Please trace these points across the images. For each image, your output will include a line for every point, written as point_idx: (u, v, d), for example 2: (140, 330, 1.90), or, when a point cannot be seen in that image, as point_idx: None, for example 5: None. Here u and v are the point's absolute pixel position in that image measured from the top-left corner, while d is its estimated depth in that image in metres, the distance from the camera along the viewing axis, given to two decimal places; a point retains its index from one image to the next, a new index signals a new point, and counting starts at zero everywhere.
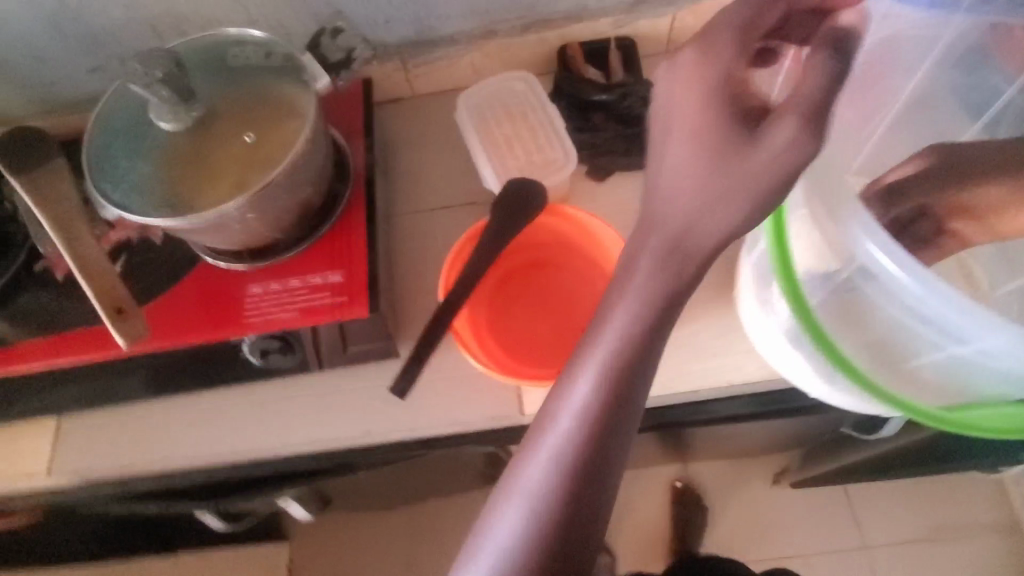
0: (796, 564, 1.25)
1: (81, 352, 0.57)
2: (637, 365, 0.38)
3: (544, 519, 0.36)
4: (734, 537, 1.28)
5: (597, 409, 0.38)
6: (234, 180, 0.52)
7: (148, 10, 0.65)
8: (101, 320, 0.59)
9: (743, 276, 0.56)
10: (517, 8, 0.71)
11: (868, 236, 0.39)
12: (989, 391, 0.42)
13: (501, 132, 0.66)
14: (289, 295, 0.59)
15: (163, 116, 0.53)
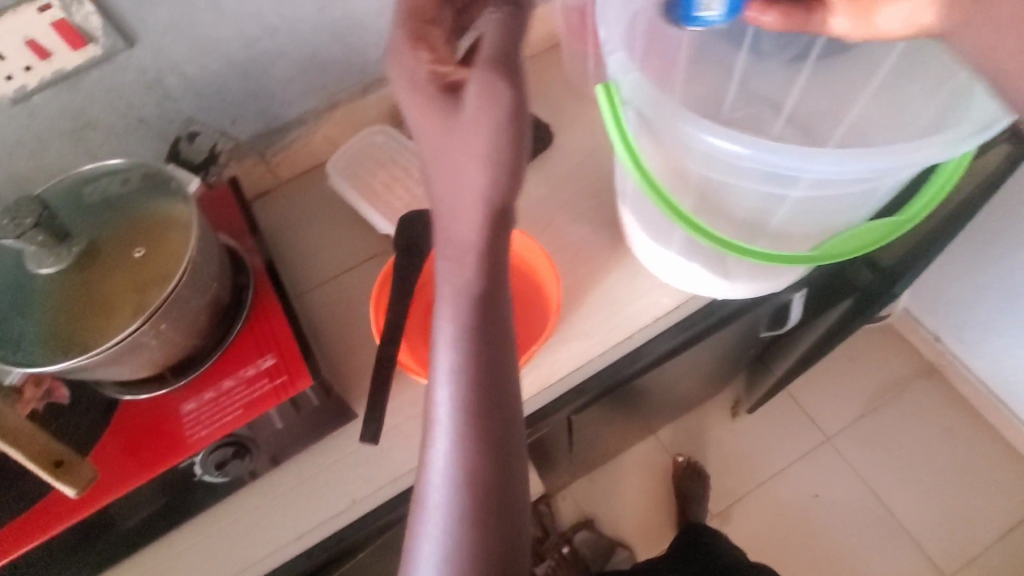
0: (783, 480, 1.33)
1: (29, 539, 0.54)
2: (479, 361, 0.43)
3: (460, 518, 0.41)
4: (723, 478, 1.34)
5: (463, 412, 0.43)
6: (136, 298, 0.52)
7: None
8: (36, 500, 0.56)
9: (630, 223, 0.63)
10: (351, 76, 0.77)
11: (698, 129, 0.42)
12: (838, 219, 0.48)
13: (377, 180, 0.71)
14: (227, 397, 0.58)
15: (42, 263, 0.52)
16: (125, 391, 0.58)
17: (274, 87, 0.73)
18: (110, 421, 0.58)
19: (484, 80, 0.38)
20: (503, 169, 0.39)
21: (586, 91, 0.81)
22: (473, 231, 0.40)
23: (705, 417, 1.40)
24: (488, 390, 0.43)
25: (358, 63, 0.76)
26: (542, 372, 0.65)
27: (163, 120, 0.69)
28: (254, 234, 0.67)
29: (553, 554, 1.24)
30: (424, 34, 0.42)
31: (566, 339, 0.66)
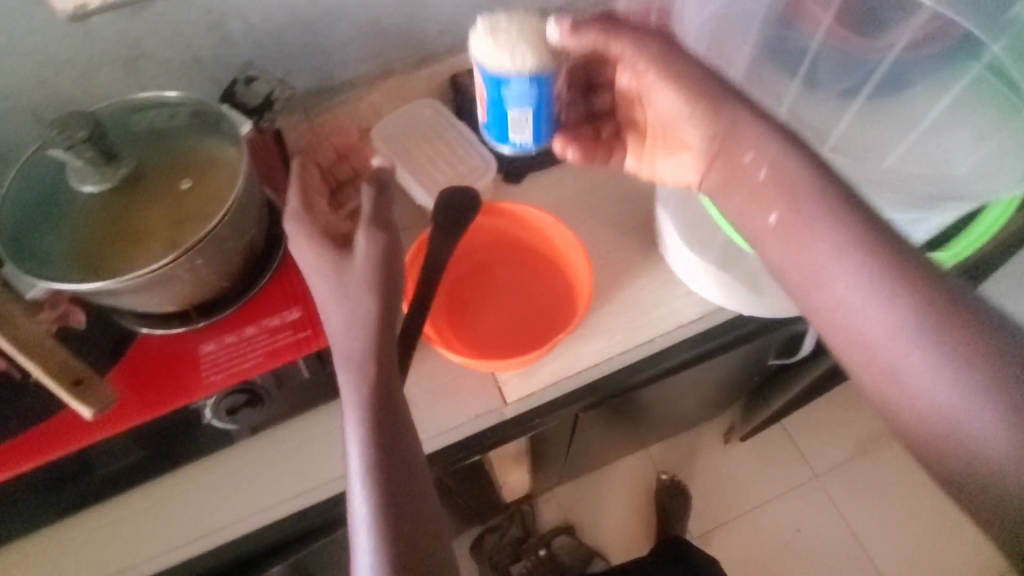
0: (765, 511, 1.34)
1: (24, 460, 0.54)
2: (387, 413, 0.48)
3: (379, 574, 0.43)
4: (706, 501, 1.34)
5: (373, 469, 0.46)
6: (179, 231, 0.52)
7: (29, 99, 0.63)
8: (36, 421, 0.55)
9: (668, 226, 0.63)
10: (407, 47, 0.77)
11: None
12: (888, 244, 0.48)
13: (421, 153, 0.71)
14: (247, 344, 0.57)
15: (85, 180, 0.51)
16: (144, 323, 0.58)
17: (330, 47, 0.73)
18: (127, 352, 0.58)
19: (371, 235, 0.53)
20: (377, 292, 0.51)
21: None
22: (359, 334, 0.49)
23: (696, 439, 1.40)
24: (387, 441, 0.47)
25: (416, 35, 0.76)
26: (561, 363, 0.65)
27: (218, 63, 0.69)
28: (292, 189, 0.67)
29: (530, 556, 1.26)
30: (316, 211, 0.59)
31: (589, 334, 0.66)
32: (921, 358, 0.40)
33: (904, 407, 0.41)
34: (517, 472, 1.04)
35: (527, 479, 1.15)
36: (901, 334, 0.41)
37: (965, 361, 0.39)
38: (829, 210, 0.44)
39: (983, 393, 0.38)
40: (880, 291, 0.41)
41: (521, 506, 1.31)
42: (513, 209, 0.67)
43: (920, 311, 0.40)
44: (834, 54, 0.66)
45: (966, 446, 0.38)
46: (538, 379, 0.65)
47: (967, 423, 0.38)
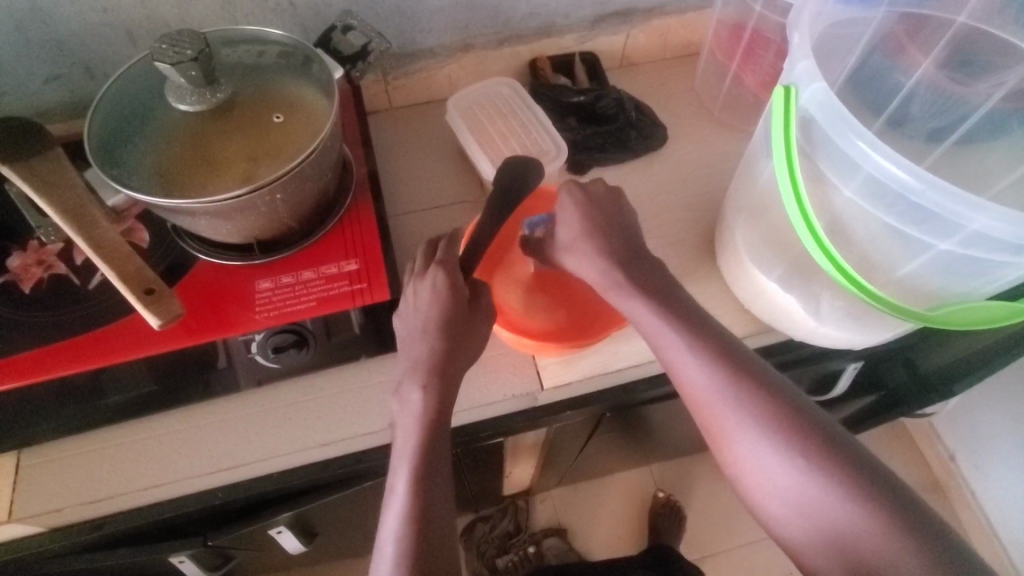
0: (760, 548, 1.32)
1: (72, 364, 0.55)
2: (440, 401, 0.52)
3: (408, 530, 0.47)
4: (703, 529, 1.33)
5: (422, 442, 0.51)
6: (257, 161, 0.52)
7: (126, 17, 0.65)
8: (89, 329, 0.57)
9: (735, 239, 0.63)
10: (493, 24, 0.77)
11: (872, 146, 0.41)
12: (968, 288, 0.47)
13: (493, 129, 0.71)
14: (303, 287, 0.58)
15: (182, 99, 0.52)
16: (205, 251, 0.59)
17: (420, 12, 0.73)
18: (185, 275, 0.59)
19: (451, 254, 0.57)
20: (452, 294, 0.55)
21: (710, 107, 0.80)
22: (424, 323, 0.54)
23: (702, 465, 1.39)
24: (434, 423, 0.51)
25: (504, 13, 0.76)
26: (603, 357, 0.65)
27: (311, 10, 0.69)
28: (364, 146, 0.67)
29: (519, 550, 1.26)
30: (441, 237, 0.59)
31: (632, 335, 0.66)
32: (745, 433, 0.48)
33: (744, 471, 0.48)
34: (525, 465, 1.04)
35: (530, 475, 1.14)
36: (728, 410, 0.48)
37: (776, 435, 0.47)
38: (673, 309, 0.52)
39: (794, 463, 0.46)
40: (711, 376, 0.49)
41: (517, 501, 1.30)
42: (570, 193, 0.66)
43: (735, 391, 0.48)
44: (930, 93, 0.65)
45: (782, 503, 0.46)
46: (578, 369, 0.64)
47: (783, 488, 0.46)
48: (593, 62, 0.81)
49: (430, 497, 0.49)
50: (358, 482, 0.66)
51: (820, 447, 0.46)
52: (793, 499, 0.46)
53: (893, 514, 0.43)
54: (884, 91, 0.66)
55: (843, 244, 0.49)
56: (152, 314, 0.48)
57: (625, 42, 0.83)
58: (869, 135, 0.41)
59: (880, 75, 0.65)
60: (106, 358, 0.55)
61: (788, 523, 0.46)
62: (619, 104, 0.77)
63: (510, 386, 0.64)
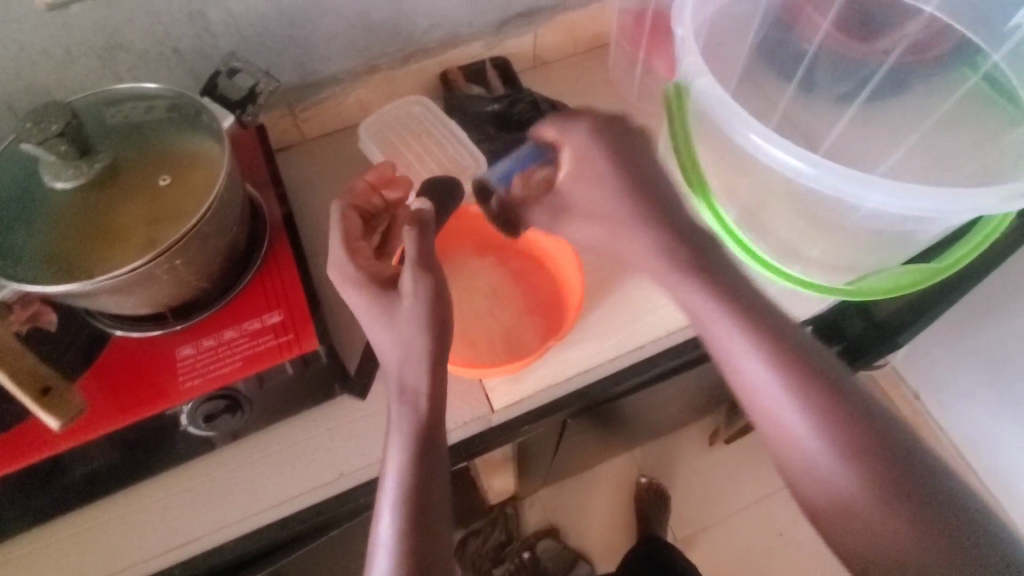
0: (748, 514, 1.34)
1: None
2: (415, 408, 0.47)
3: (404, 549, 0.42)
4: (690, 504, 1.35)
5: (406, 456, 0.46)
6: (151, 231, 0.49)
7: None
8: None
9: None
10: (395, 41, 0.75)
11: (762, 139, 0.41)
12: (879, 257, 0.48)
13: (408, 150, 0.69)
14: (226, 348, 0.55)
15: (57, 176, 0.49)
16: (119, 326, 0.56)
17: (315, 40, 0.70)
18: (99, 354, 0.55)
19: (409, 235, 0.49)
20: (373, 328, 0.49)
21: (627, 96, 0.80)
22: (381, 329, 0.48)
23: (683, 443, 1.40)
24: (415, 435, 0.46)
25: (404, 30, 0.74)
26: (550, 368, 0.64)
27: (199, 54, 0.66)
28: (273, 185, 0.65)
29: (514, 558, 1.25)
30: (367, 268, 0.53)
31: (577, 341, 0.65)
32: (800, 431, 0.41)
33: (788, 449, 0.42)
34: (503, 476, 1.03)
35: (513, 483, 1.14)
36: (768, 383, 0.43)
37: (835, 442, 0.40)
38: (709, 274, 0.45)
39: (844, 466, 0.40)
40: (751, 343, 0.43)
41: (506, 509, 1.30)
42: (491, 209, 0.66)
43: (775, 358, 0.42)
44: (833, 55, 0.65)
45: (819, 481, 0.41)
46: (528, 385, 0.63)
47: (861, 522, 0.39)
48: (505, 67, 0.80)
49: None
50: (316, 536, 0.64)
51: (861, 426, 0.40)
52: (841, 504, 0.39)
53: (925, 503, 0.38)
54: (787, 62, 0.67)
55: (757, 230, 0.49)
56: (50, 415, 0.49)
57: (534, 43, 0.82)
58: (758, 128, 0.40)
59: (781, 45, 0.66)
60: (21, 461, 0.51)
61: (824, 517, 0.40)
62: (534, 106, 0.75)
63: (463, 412, 0.62)
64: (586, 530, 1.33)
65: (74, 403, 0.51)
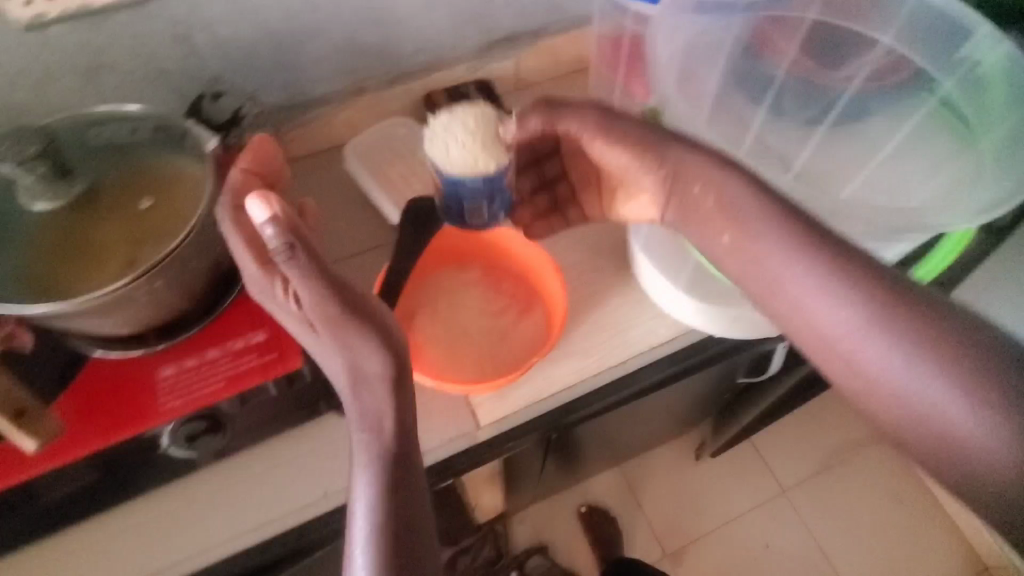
0: (718, 536, 1.37)
1: None
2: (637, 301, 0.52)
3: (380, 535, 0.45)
4: (663, 518, 1.38)
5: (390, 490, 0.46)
6: (127, 258, 0.49)
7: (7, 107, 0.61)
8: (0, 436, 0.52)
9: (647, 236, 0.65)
10: (380, 64, 0.76)
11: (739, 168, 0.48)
12: None
13: (395, 170, 0.71)
14: (209, 368, 0.55)
15: (37, 198, 0.49)
16: (103, 347, 0.55)
17: (304, 63, 0.72)
18: (74, 377, 0.54)
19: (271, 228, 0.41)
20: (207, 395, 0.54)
21: None
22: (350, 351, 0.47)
23: (667, 456, 1.44)
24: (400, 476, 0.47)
25: (390, 55, 0.76)
26: (536, 380, 0.65)
27: (185, 76, 0.67)
28: None
29: None
30: None
31: (562, 356, 0.66)
32: (883, 347, 0.41)
33: (857, 379, 0.42)
34: (493, 492, 1.03)
35: (499, 500, 1.15)
36: (838, 301, 0.42)
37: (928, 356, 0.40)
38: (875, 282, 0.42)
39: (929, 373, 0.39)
40: (884, 336, 0.41)
41: (494, 526, 1.31)
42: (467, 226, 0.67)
43: (892, 285, 0.42)
44: (797, 84, 0.67)
45: (894, 393, 0.40)
46: (513, 400, 0.64)
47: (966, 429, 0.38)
48: (488, 88, 0.81)
49: (397, 557, 0.44)
50: (291, 564, 0.61)
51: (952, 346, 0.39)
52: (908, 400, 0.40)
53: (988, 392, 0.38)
54: (757, 85, 0.67)
55: None
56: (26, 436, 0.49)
57: (517, 66, 0.84)
58: (730, 153, 0.47)
59: (752, 70, 0.67)
60: (23, 472, 0.51)
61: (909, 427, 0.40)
62: None
63: (451, 429, 0.63)
64: (559, 541, 1.35)
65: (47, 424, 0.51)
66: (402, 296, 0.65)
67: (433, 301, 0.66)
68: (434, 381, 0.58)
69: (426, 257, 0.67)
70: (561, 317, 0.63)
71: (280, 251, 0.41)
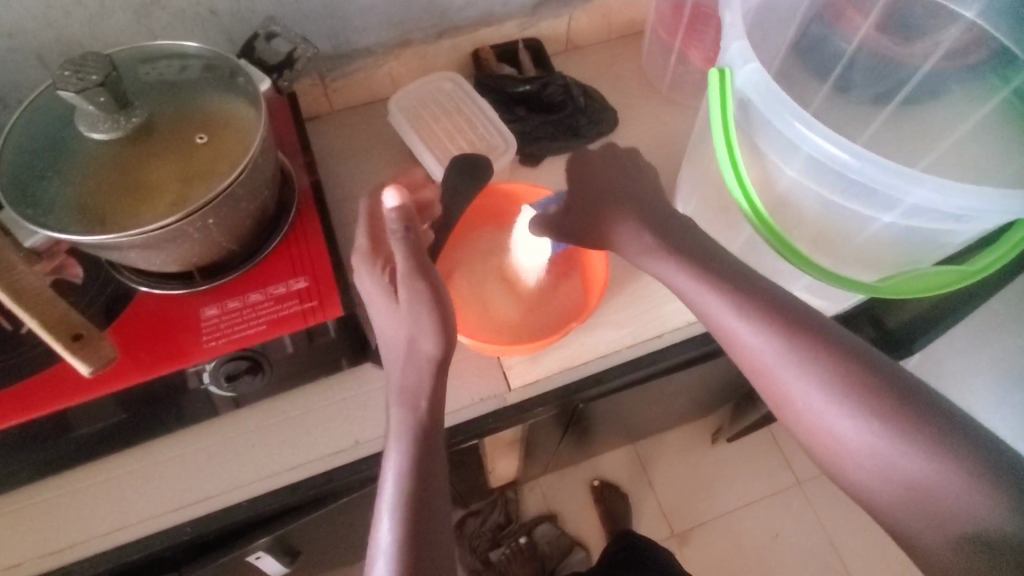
0: (729, 521, 1.37)
1: (39, 406, 0.51)
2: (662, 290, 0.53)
3: (408, 489, 0.45)
4: (674, 498, 1.39)
5: (422, 449, 0.47)
6: (177, 193, 0.48)
7: (59, 39, 0.61)
8: (49, 364, 0.53)
9: (696, 208, 0.63)
10: (429, 16, 0.74)
11: (815, 134, 0.43)
12: (926, 246, 0.49)
13: (439, 126, 0.70)
14: (251, 310, 0.55)
15: (94, 127, 0.49)
16: (150, 284, 0.56)
17: (353, 10, 0.70)
18: (122, 311, 0.56)
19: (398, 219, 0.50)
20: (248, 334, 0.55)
21: (658, 87, 0.80)
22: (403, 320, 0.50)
23: (682, 439, 1.44)
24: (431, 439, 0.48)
25: (440, 7, 0.74)
26: (570, 348, 0.64)
27: (235, 18, 0.66)
28: (303, 151, 0.66)
29: (510, 543, 1.28)
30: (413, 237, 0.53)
31: (597, 326, 0.65)
32: (825, 401, 0.43)
33: (807, 428, 0.45)
34: (510, 458, 1.04)
35: (514, 467, 1.17)
36: (782, 355, 0.45)
37: (870, 412, 0.42)
38: (814, 338, 0.45)
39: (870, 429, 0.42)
40: (826, 392, 0.43)
41: (506, 493, 1.33)
42: (513, 187, 0.67)
43: (845, 356, 0.44)
44: (868, 58, 0.64)
45: (858, 465, 0.42)
46: (544, 366, 0.63)
47: (913, 482, 0.40)
48: (537, 48, 0.79)
49: (429, 507, 0.44)
50: (318, 507, 0.63)
51: (895, 402, 0.42)
52: (855, 452, 0.42)
53: (933, 449, 0.40)
54: (825, 61, 0.66)
55: (791, 221, 0.52)
56: (80, 360, 0.47)
57: (568, 26, 0.81)
58: (804, 117, 0.42)
59: (821, 43, 0.65)
60: (71, 399, 0.52)
61: (859, 477, 0.43)
62: (566, 89, 0.74)
63: (482, 390, 0.63)
64: (570, 512, 1.36)
65: (102, 347, 0.49)
66: (443, 254, 0.65)
67: (471, 261, 0.66)
68: (472, 340, 0.58)
69: (468, 216, 0.67)
70: (602, 283, 0.62)
71: (397, 233, 0.50)
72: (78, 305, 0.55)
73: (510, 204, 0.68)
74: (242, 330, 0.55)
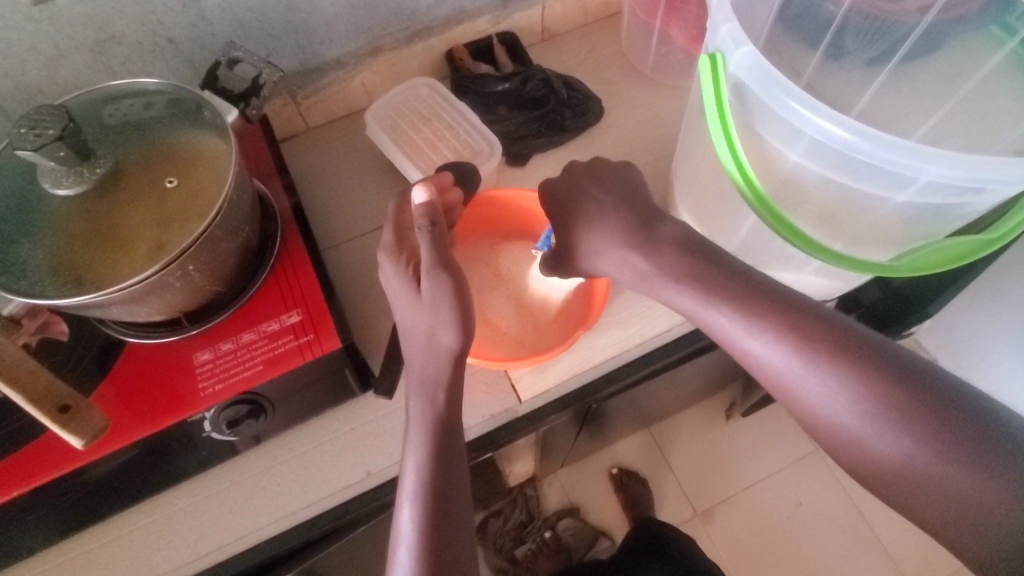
0: (751, 495, 1.36)
1: (49, 470, 0.51)
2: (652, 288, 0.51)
3: (433, 500, 0.44)
4: (693, 478, 1.38)
5: (442, 447, 0.46)
6: (153, 241, 0.46)
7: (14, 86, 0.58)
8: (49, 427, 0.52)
9: (693, 195, 0.61)
10: (398, 20, 0.71)
11: (819, 116, 0.40)
12: (939, 221, 0.47)
13: (420, 136, 0.68)
14: (245, 351, 0.54)
15: (59, 182, 0.46)
16: (138, 334, 0.54)
17: (318, 23, 0.67)
18: (112, 366, 0.54)
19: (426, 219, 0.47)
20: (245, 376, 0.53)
21: (642, 69, 0.77)
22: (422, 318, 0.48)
23: (697, 417, 1.43)
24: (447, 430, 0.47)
25: (407, 8, 0.70)
26: (578, 354, 0.62)
27: (195, 44, 0.63)
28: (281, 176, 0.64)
29: (535, 539, 1.28)
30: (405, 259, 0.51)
31: (603, 327, 0.63)
32: (832, 397, 0.41)
33: (816, 423, 0.42)
34: (526, 459, 1.03)
35: (531, 466, 1.16)
36: (783, 350, 0.43)
37: (881, 405, 0.39)
38: (817, 331, 0.42)
39: (882, 422, 0.39)
40: (833, 385, 0.41)
41: (525, 491, 1.32)
42: (508, 194, 0.65)
43: (841, 341, 0.42)
44: (862, 20, 0.60)
45: (867, 458, 0.40)
46: (554, 374, 0.61)
47: (931, 477, 0.38)
48: (512, 42, 0.76)
49: (449, 542, 0.43)
50: (338, 538, 0.62)
51: (907, 392, 0.39)
52: (867, 447, 0.40)
53: (951, 441, 0.37)
54: (816, 28, 0.63)
55: (795, 207, 0.50)
56: (70, 434, 0.45)
57: (543, 14, 0.78)
58: (806, 99, 0.40)
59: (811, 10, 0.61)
60: (81, 458, 0.51)
61: (872, 472, 0.40)
62: (546, 83, 0.72)
63: (493, 405, 0.61)
64: (591, 503, 1.36)
65: (93, 419, 0.47)
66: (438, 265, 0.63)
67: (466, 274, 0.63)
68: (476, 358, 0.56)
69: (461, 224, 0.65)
70: (603, 287, 0.61)
71: (424, 227, 0.46)
72: (66, 365, 0.53)
73: (505, 209, 0.66)
74: (240, 369, 0.53)
